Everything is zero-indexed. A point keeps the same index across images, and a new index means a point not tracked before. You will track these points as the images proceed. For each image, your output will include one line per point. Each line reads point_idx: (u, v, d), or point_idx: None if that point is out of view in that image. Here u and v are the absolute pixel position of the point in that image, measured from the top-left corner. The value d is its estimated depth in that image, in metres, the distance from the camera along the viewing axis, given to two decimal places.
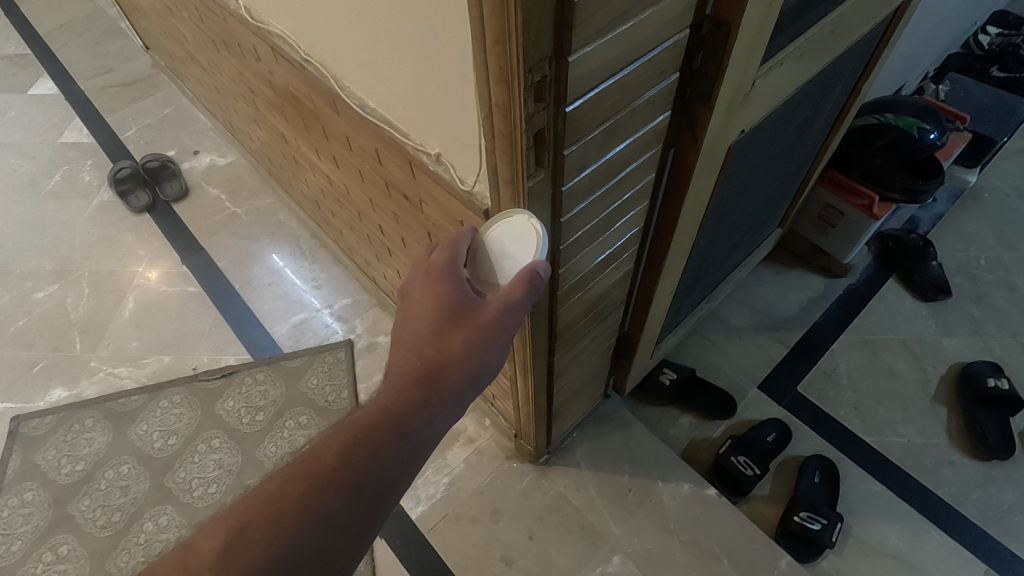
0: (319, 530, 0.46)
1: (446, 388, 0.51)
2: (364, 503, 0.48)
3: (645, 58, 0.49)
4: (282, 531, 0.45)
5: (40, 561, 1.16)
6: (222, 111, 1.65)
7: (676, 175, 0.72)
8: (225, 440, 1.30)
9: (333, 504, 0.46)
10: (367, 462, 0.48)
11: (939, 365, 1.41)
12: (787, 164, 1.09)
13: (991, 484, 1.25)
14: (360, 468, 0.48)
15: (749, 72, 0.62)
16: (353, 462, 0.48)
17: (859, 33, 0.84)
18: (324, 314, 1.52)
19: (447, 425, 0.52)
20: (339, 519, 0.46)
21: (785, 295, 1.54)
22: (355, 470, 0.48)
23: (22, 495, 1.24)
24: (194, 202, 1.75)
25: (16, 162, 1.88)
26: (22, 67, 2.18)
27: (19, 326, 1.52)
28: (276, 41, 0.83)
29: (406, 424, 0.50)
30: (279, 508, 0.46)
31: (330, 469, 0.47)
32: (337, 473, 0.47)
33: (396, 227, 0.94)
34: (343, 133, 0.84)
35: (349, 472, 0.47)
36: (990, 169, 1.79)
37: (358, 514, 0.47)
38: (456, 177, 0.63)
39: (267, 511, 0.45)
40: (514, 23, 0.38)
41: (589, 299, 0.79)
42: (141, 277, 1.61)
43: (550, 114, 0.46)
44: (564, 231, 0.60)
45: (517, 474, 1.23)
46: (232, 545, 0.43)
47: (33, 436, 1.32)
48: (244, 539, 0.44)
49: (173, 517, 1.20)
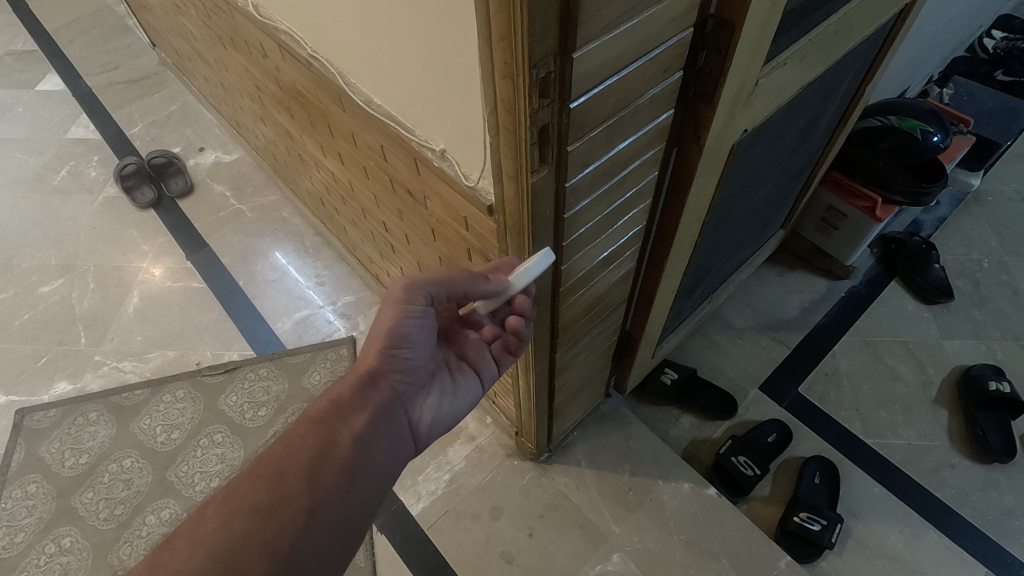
0: (248, 516, 0.53)
1: (353, 378, 0.66)
2: (288, 485, 0.56)
3: (649, 56, 0.50)
4: (214, 525, 0.52)
5: (43, 553, 1.17)
6: (228, 108, 1.66)
7: (680, 174, 0.73)
8: (228, 435, 1.30)
9: (258, 492, 0.55)
10: (285, 455, 0.59)
11: (940, 368, 1.41)
12: (791, 164, 1.09)
13: (991, 487, 1.24)
14: (278, 457, 0.58)
15: (752, 72, 0.63)
16: (269, 457, 0.58)
17: (864, 34, 0.84)
18: (327, 311, 1.53)
19: (355, 406, 0.64)
20: (266, 502, 0.55)
21: (787, 297, 1.54)
22: (274, 462, 0.58)
23: (25, 487, 1.25)
24: (199, 198, 1.76)
25: (23, 157, 1.89)
26: (29, 63, 2.19)
27: (24, 320, 1.53)
28: (283, 38, 0.84)
29: (317, 414, 0.63)
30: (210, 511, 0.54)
31: (251, 469, 0.57)
32: (259, 468, 0.57)
33: (400, 223, 0.95)
34: (348, 129, 0.84)
35: (269, 465, 0.58)
36: (993, 173, 1.78)
37: (285, 495, 0.56)
38: (460, 172, 0.64)
39: (200, 516, 0.54)
40: (519, 18, 0.39)
41: (591, 297, 0.80)
42: (145, 272, 1.62)
43: (554, 110, 0.47)
44: (567, 227, 0.60)
45: (517, 472, 1.24)
46: (168, 547, 0.51)
47: (37, 429, 1.33)
48: (180, 541, 0.51)
49: (174, 511, 1.21)
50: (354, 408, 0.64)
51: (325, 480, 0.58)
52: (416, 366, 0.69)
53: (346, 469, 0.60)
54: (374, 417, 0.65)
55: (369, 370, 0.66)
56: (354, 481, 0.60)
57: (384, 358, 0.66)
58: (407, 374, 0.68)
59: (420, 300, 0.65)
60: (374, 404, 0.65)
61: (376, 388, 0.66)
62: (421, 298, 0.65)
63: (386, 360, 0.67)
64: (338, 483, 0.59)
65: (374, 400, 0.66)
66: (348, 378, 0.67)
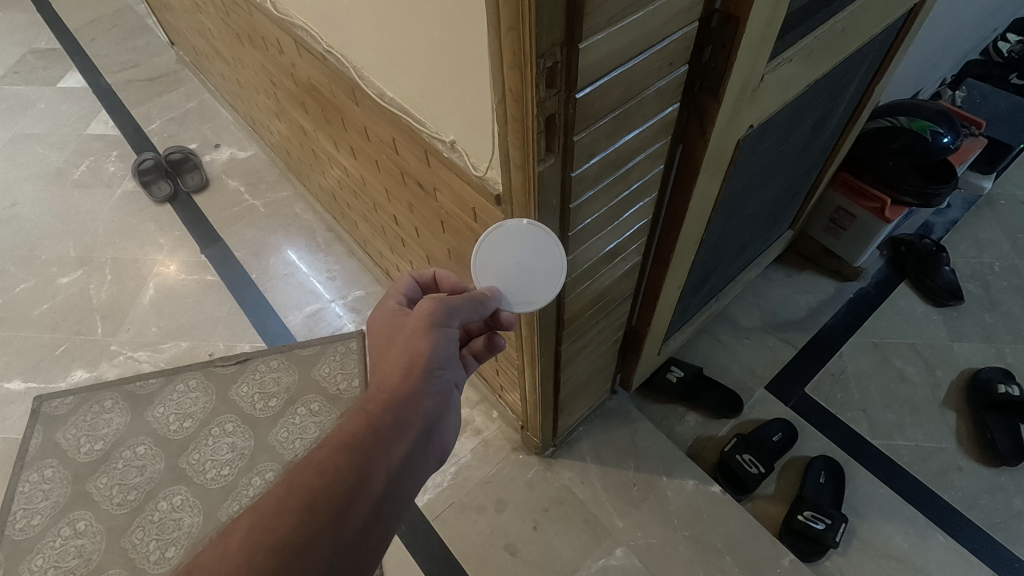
0: (275, 555, 0.44)
1: (392, 397, 0.57)
2: (318, 524, 0.47)
3: (655, 48, 0.51)
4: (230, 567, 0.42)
5: (59, 535, 1.19)
6: (244, 105, 1.69)
7: (685, 169, 0.74)
8: (239, 424, 1.33)
9: (282, 530, 0.46)
10: (319, 482, 0.49)
11: (950, 370, 1.40)
12: (799, 163, 1.10)
13: (999, 490, 1.24)
14: (308, 487, 0.49)
15: (757, 68, 0.64)
16: (299, 485, 0.49)
17: (872, 33, 0.85)
18: (337, 305, 1.55)
19: (398, 431, 0.55)
20: (293, 544, 0.46)
21: (795, 297, 1.54)
22: (303, 493, 0.48)
23: (42, 472, 1.28)
24: (214, 193, 1.80)
25: (44, 152, 1.94)
26: (52, 60, 2.24)
27: (43, 309, 1.57)
28: (300, 34, 0.87)
29: (353, 436, 0.54)
30: (226, 549, 0.44)
31: (276, 497, 0.48)
32: (285, 498, 0.48)
33: (410, 217, 0.97)
34: (361, 123, 0.87)
35: (298, 496, 0.48)
36: (1006, 177, 1.77)
37: (315, 536, 0.47)
38: (469, 163, 0.65)
39: (213, 555, 0.44)
40: (527, 9, 0.40)
41: (597, 290, 0.81)
42: (161, 266, 1.65)
43: (561, 100, 0.48)
44: (573, 218, 0.61)
45: (523, 465, 1.25)
46: None
47: (54, 415, 1.36)
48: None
49: (186, 497, 1.23)
50: (396, 432, 0.55)
51: (355, 520, 0.50)
52: (451, 390, 0.63)
53: (380, 507, 0.52)
54: (416, 443, 0.56)
55: (411, 390, 0.58)
56: (384, 522, 0.52)
57: (424, 376, 0.59)
58: (446, 397, 0.61)
59: (456, 322, 0.63)
60: (416, 428, 0.57)
61: (418, 410, 0.58)
62: (455, 320, 0.63)
63: (426, 381, 0.60)
64: (369, 522, 0.50)
65: (418, 424, 0.57)
66: (384, 392, 0.58)
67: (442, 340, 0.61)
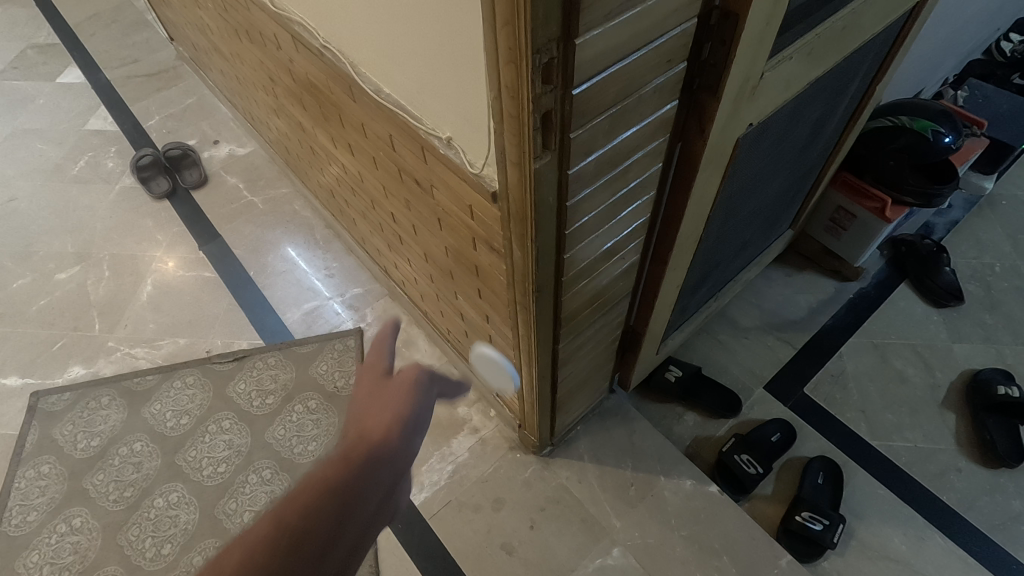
0: None
1: (377, 447, 0.54)
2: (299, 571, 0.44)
3: (652, 45, 0.50)
4: None
5: (55, 532, 1.19)
6: (243, 101, 1.68)
7: (684, 167, 0.73)
8: (236, 422, 1.33)
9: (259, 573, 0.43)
10: (301, 528, 0.46)
11: (949, 371, 1.40)
12: (799, 162, 1.09)
13: (998, 492, 1.23)
14: (292, 529, 0.46)
15: (757, 64, 0.63)
16: (283, 525, 0.46)
17: (873, 30, 0.84)
18: (336, 302, 1.54)
19: (383, 483, 0.52)
20: None
21: (794, 297, 1.53)
22: (285, 535, 0.45)
23: (39, 468, 1.28)
24: (213, 190, 1.79)
25: (43, 147, 1.93)
26: (51, 55, 2.24)
27: (41, 305, 1.56)
28: (297, 29, 0.86)
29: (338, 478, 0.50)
30: None
31: (256, 535, 0.45)
32: (267, 538, 0.45)
33: (407, 214, 0.96)
34: (359, 119, 0.86)
35: (278, 538, 0.45)
36: (1008, 177, 1.76)
37: None
38: (465, 160, 0.65)
39: None
40: (523, 5, 0.40)
41: (594, 288, 0.81)
42: (159, 262, 1.64)
43: (557, 96, 0.48)
44: (570, 216, 0.61)
45: (520, 464, 1.24)
46: None
47: (52, 411, 1.36)
48: None
49: (182, 494, 1.23)
50: (382, 484, 0.52)
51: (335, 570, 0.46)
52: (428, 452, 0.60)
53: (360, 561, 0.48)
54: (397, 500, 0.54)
55: (398, 445, 0.55)
56: None
57: (410, 435, 0.56)
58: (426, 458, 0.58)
59: (434, 390, 0.62)
60: (398, 486, 0.54)
61: (404, 464, 0.55)
62: (434, 388, 0.62)
63: (411, 440, 0.57)
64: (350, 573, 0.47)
65: (402, 480, 0.54)
66: (369, 440, 0.54)
67: (425, 403, 0.60)
